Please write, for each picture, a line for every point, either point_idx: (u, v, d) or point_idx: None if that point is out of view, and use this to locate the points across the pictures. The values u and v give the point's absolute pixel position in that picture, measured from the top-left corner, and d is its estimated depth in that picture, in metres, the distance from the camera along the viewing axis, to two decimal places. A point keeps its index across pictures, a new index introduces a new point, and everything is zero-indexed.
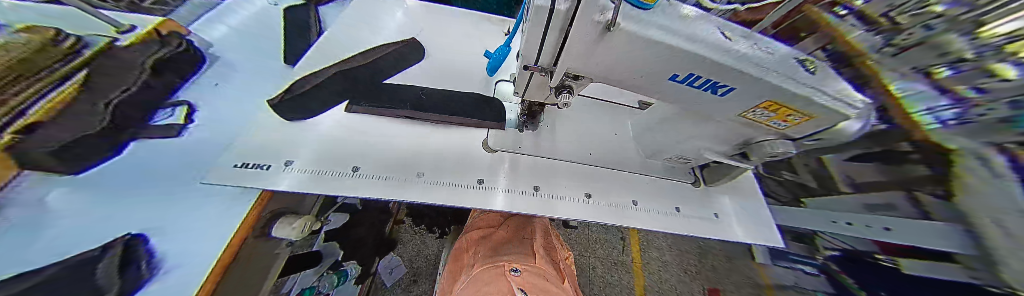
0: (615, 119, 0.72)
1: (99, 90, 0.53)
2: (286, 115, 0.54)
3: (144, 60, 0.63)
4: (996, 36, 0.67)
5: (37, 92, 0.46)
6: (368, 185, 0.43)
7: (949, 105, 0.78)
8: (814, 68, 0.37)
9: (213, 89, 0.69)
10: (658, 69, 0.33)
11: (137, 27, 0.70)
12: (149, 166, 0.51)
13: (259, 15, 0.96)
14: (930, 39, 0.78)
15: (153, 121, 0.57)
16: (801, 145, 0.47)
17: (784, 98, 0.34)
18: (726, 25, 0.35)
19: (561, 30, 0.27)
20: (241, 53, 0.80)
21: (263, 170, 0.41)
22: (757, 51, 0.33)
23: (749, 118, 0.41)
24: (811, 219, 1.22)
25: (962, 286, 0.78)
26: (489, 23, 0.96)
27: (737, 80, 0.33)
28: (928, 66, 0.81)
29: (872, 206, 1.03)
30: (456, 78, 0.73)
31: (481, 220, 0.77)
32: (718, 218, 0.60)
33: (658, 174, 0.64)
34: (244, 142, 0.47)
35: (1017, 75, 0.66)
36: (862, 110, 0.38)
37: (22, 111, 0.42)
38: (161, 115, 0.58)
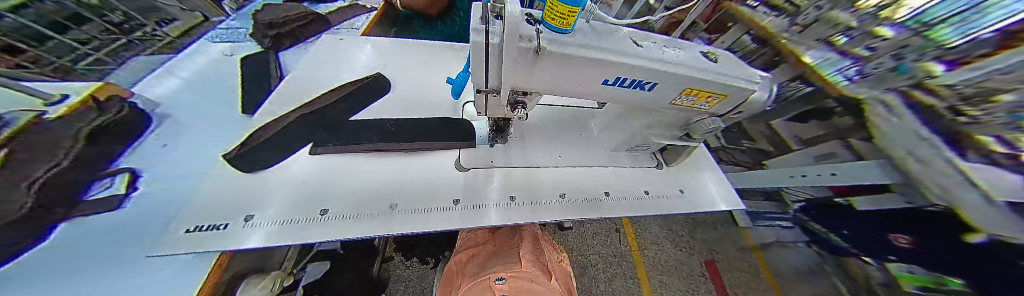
0: (578, 120, 0.78)
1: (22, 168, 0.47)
2: (245, 168, 0.52)
3: (79, 130, 0.58)
4: (870, 6, 0.89)
5: None
6: (341, 227, 0.41)
7: (851, 63, 0.97)
8: (716, 57, 0.45)
9: (159, 151, 0.64)
10: (591, 76, 0.38)
11: (69, 96, 0.65)
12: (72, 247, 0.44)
13: (210, 68, 0.93)
14: (823, 17, 1.01)
15: (85, 196, 0.51)
16: (728, 119, 0.55)
17: (697, 85, 0.41)
18: (638, 35, 0.42)
19: (498, 57, 0.31)
20: (192, 109, 0.77)
21: (220, 231, 0.39)
22: (667, 51, 0.40)
23: (679, 104, 0.48)
24: (774, 178, 1.35)
25: (906, 210, 0.89)
26: (453, 50, 1.02)
27: (656, 76, 0.39)
28: (829, 36, 1.01)
29: (818, 156, 1.16)
30: (424, 105, 0.75)
31: (469, 240, 0.76)
32: (683, 194, 0.65)
33: (623, 163, 0.70)
34: (195, 205, 0.44)
35: (890, 33, 0.85)
36: (764, 83, 0.46)
37: None
38: (96, 189, 0.53)
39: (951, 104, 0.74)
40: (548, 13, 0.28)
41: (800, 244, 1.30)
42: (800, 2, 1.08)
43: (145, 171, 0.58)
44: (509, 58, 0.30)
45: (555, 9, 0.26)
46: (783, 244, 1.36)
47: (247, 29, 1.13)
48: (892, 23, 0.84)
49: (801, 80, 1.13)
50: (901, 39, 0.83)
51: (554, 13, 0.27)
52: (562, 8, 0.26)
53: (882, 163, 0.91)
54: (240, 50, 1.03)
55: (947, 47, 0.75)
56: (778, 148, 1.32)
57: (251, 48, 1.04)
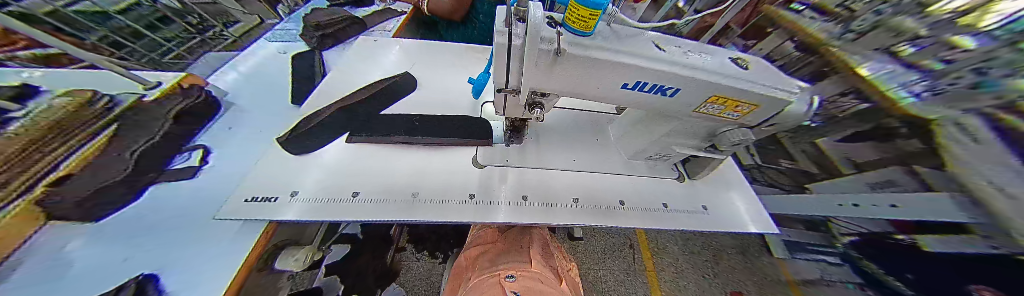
0: (595, 125, 0.77)
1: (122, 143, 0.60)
2: (292, 150, 0.59)
3: (168, 110, 0.71)
4: (946, 12, 0.77)
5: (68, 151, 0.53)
6: (368, 209, 0.45)
7: (920, 78, 0.84)
8: (748, 65, 0.43)
9: (225, 133, 0.75)
10: (611, 80, 0.38)
11: (163, 83, 0.80)
12: (158, 208, 0.53)
13: (266, 64, 1.06)
14: (883, 23, 0.90)
15: (170, 165, 0.62)
16: (760, 131, 0.51)
17: (726, 92, 0.40)
18: (663, 40, 0.41)
19: (519, 58, 0.33)
20: (250, 99, 0.89)
21: (270, 203, 0.45)
22: (693, 57, 0.40)
23: (704, 112, 0.46)
24: (821, 205, 1.21)
25: (981, 258, 0.74)
26: (475, 53, 1.07)
27: (679, 82, 0.38)
28: (891, 46, 0.89)
29: (874, 184, 1.03)
30: (446, 103, 0.80)
31: (479, 237, 0.78)
32: (707, 210, 0.61)
33: (641, 173, 0.68)
34: (250, 179, 0.50)
35: (974, 44, 0.71)
36: (804, 93, 0.43)
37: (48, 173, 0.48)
38: (178, 160, 0.64)
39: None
40: (570, 17, 0.30)
41: (846, 284, 1.14)
42: (856, 6, 0.99)
43: (214, 149, 0.69)
44: (530, 61, 0.32)
45: (576, 13, 0.28)
46: (827, 283, 1.20)
47: (296, 31, 1.28)
48: (974, 33, 0.72)
49: (857, 95, 1.02)
50: (987, 50, 0.69)
51: (575, 16, 0.29)
52: (583, 12, 0.27)
53: (954, 197, 0.77)
54: (290, 49, 1.16)
55: None
56: (825, 170, 1.21)
57: (299, 48, 1.17)
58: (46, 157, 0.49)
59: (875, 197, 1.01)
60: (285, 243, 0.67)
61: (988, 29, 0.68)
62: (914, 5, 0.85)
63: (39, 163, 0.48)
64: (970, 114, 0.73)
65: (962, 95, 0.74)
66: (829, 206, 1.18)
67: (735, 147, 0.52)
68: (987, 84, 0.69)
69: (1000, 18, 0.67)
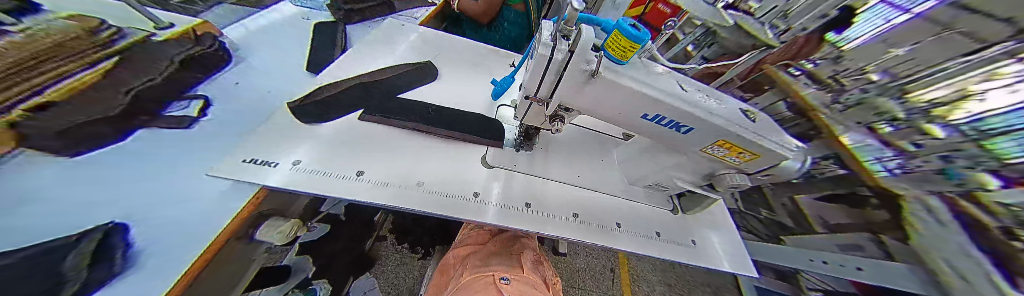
0: (602, 146, 0.79)
1: (121, 77, 0.56)
2: (302, 117, 0.58)
3: (177, 55, 0.69)
4: (924, 101, 0.88)
5: (63, 73, 0.49)
6: (372, 190, 0.45)
7: (894, 156, 0.96)
8: (756, 117, 0.47)
9: (231, 87, 0.73)
10: (633, 108, 0.40)
11: (176, 25, 0.77)
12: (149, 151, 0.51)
13: (285, 26, 1.04)
14: (869, 100, 1.00)
15: (165, 111, 0.59)
16: (757, 179, 0.54)
17: (734, 139, 0.42)
18: (685, 80, 0.44)
19: (556, 72, 0.35)
20: (263, 57, 0.86)
21: (270, 167, 0.43)
22: (710, 102, 0.42)
23: (709, 153, 0.49)
24: (792, 257, 1.26)
25: None
26: (497, 56, 1.09)
27: (694, 121, 0.41)
28: (871, 122, 1.02)
29: (842, 246, 1.13)
30: (463, 99, 0.80)
31: (470, 237, 0.77)
32: (694, 245, 0.63)
33: (638, 199, 0.70)
34: (252, 140, 0.49)
35: (942, 133, 0.85)
36: (799, 152, 0.46)
37: (40, 90, 0.44)
38: (174, 108, 0.61)
39: (1006, 225, 0.71)
40: (610, 45, 0.31)
41: None
42: (845, 80, 1.05)
43: (215, 102, 0.66)
44: (569, 77, 0.35)
45: (617, 42, 0.30)
46: None
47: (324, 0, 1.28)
48: (944, 124, 0.86)
49: (835, 160, 1.11)
50: (955, 141, 0.82)
51: (616, 45, 0.31)
52: (625, 43, 0.29)
53: (916, 271, 0.91)
54: (315, 17, 1.15)
55: (1006, 160, 0.72)
56: (800, 225, 1.29)
57: (324, 18, 1.16)
58: (43, 74, 0.47)
59: (844, 259, 1.10)
60: (270, 212, 0.63)
61: (957, 122, 0.82)
62: (896, 90, 0.93)
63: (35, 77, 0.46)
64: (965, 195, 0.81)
65: (929, 176, 0.89)
66: (800, 260, 1.23)
67: (731, 189, 0.55)
68: (947, 170, 0.84)
69: (967, 117, 0.80)
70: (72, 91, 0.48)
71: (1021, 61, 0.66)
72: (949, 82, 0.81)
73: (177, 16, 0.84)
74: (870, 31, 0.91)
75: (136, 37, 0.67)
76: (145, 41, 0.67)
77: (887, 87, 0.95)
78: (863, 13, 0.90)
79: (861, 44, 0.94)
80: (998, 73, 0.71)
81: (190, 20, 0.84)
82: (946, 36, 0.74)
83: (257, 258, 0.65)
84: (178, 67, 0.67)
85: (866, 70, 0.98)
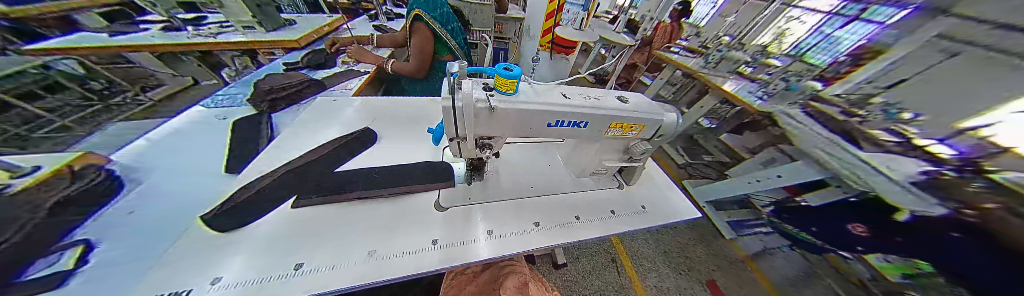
0: (546, 153, 0.88)
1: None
2: (224, 226, 0.52)
3: (46, 202, 0.50)
4: (755, 47, 1.69)
5: None
6: (314, 282, 0.41)
7: (757, 85, 1.71)
8: (627, 99, 0.61)
9: (124, 216, 0.56)
10: (537, 120, 0.49)
11: (39, 167, 0.57)
12: None
13: (192, 129, 0.92)
14: (725, 57, 1.83)
15: (23, 275, 0.38)
16: (655, 140, 0.67)
17: (616, 118, 0.56)
18: (565, 89, 0.58)
19: (462, 113, 0.44)
20: (170, 169, 0.73)
21: (184, 294, 0.37)
22: (589, 99, 0.55)
23: (612, 134, 0.61)
24: (736, 185, 1.60)
25: (844, 204, 1.22)
26: (438, 102, 1.18)
27: (584, 116, 0.52)
28: (736, 69, 1.82)
29: (767, 163, 1.58)
30: (407, 152, 0.83)
31: (450, 288, 0.72)
32: (644, 211, 0.72)
33: (588, 188, 0.78)
34: (155, 271, 0.41)
35: (776, 62, 1.60)
36: (669, 113, 0.61)
37: None
38: (36, 267, 0.40)
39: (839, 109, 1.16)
40: (500, 84, 0.44)
41: (783, 249, 1.46)
42: (712, 48, 1.96)
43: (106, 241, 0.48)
44: (473, 114, 0.44)
45: (500, 81, 0.44)
46: (772, 251, 1.48)
47: (245, 94, 1.20)
48: (778, 56, 1.61)
49: None
50: (784, 65, 1.56)
51: (500, 84, 0.44)
52: (505, 81, 0.44)
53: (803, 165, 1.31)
54: (236, 113, 1.07)
55: (816, 65, 1.43)
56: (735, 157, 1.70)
57: (247, 112, 1.09)
58: None
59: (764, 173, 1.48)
60: None
61: (786, 52, 1.59)
62: (738, 45, 1.75)
63: None
64: (793, 107, 1.44)
65: (785, 94, 1.50)
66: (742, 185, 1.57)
67: (643, 154, 0.67)
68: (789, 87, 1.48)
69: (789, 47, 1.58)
70: None
71: (800, 8, 1.49)
72: (768, 31, 1.62)
73: (36, 158, 0.59)
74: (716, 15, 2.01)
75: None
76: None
77: (734, 46, 1.77)
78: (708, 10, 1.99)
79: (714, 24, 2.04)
80: (793, 17, 1.54)
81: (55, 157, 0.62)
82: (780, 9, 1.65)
83: None
84: (45, 214, 0.48)
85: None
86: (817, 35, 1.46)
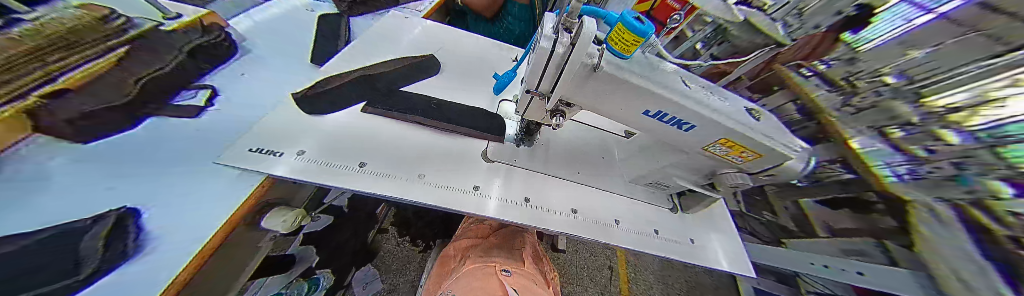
0: (603, 143, 0.78)
1: (115, 75, 0.54)
2: (309, 109, 0.59)
3: (184, 45, 0.69)
4: (938, 106, 0.84)
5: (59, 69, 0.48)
6: (370, 181, 0.45)
7: (903, 161, 0.91)
8: (760, 117, 0.46)
9: (236, 78, 0.74)
10: (637, 103, 0.39)
11: (183, 16, 0.78)
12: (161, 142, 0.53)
13: (290, 16, 1.04)
14: (881, 103, 0.96)
15: (174, 101, 0.60)
16: (757, 179, 0.53)
17: (734, 136, 0.42)
18: (686, 74, 0.44)
19: (557, 66, 0.35)
20: (270, 48, 0.88)
21: (275, 157, 0.44)
22: (713, 99, 0.42)
23: (711, 152, 0.48)
24: (793, 260, 1.23)
25: None
26: (501, 50, 1.08)
27: (695, 119, 0.40)
28: (883, 126, 0.97)
29: (846, 250, 1.08)
30: (462, 93, 0.80)
31: (470, 231, 0.77)
32: (694, 244, 0.63)
33: (639, 197, 0.69)
34: (260, 129, 0.50)
35: (958, 140, 0.79)
36: (801, 153, 0.45)
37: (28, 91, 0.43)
38: (183, 97, 0.62)
39: (1015, 235, 0.65)
40: (613, 37, 0.31)
41: None
42: (859, 83, 1.02)
43: (222, 92, 0.68)
44: (571, 70, 0.35)
45: (620, 35, 0.30)
46: None
47: None
48: (960, 130, 0.79)
49: (841, 164, 1.08)
50: (969, 148, 0.76)
51: (618, 39, 0.30)
52: (628, 37, 0.29)
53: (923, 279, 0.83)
54: (318, 8, 1.12)
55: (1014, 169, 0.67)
56: (802, 229, 1.25)
57: (328, 9, 1.13)
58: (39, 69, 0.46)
59: (841, 261, 1.08)
60: (275, 201, 0.63)
61: (973, 128, 0.76)
62: (912, 93, 0.90)
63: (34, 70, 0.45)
64: (944, 204, 0.82)
65: (941, 184, 0.81)
66: (799, 263, 1.21)
67: (732, 189, 0.54)
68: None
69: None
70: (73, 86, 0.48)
71: None
72: (970, 87, 0.77)
73: (182, 6, 0.84)
74: (889, 32, 0.87)
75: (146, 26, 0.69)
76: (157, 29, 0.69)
77: (901, 90, 0.91)
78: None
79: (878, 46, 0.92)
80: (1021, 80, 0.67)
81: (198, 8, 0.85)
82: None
83: (263, 245, 0.65)
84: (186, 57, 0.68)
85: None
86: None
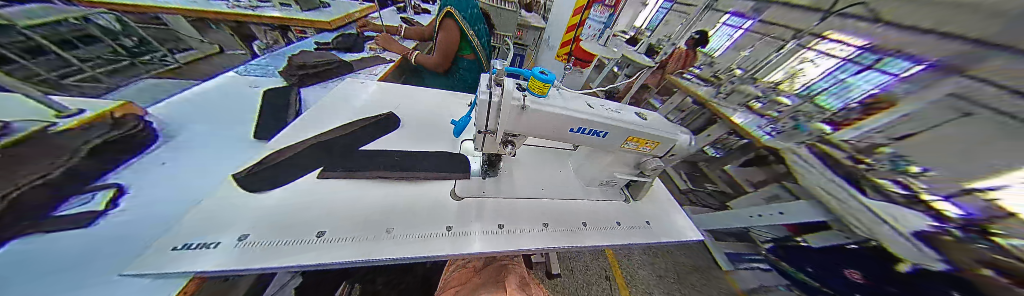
0: (557, 158, 0.91)
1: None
2: (250, 188, 0.54)
3: (82, 143, 0.56)
4: None
5: None
6: (333, 250, 0.43)
7: None
8: (645, 116, 0.64)
9: (157, 169, 0.62)
10: (564, 125, 0.52)
11: (86, 111, 0.65)
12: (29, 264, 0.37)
13: (223, 95, 0.98)
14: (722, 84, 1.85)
15: (57, 210, 0.45)
16: (667, 159, 0.69)
17: (635, 133, 0.57)
18: (589, 98, 0.60)
19: (496, 108, 0.46)
20: (196, 131, 0.78)
21: (208, 249, 0.39)
22: (611, 111, 0.58)
23: (627, 148, 0.63)
24: (739, 218, 1.62)
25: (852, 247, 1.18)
26: (458, 97, 1.22)
27: (606, 126, 0.54)
28: None
29: (769, 197, 1.61)
30: (427, 141, 0.86)
31: (453, 279, 0.73)
32: (649, 225, 0.74)
33: (597, 197, 0.80)
34: (188, 222, 0.43)
35: None
36: (684, 136, 0.63)
37: None
38: (71, 204, 0.48)
39: None
40: (531, 85, 0.46)
41: (778, 287, 1.38)
42: (720, 77, 2.23)
43: (133, 188, 0.55)
44: (506, 110, 0.45)
45: (534, 84, 0.45)
46: (767, 289, 1.40)
47: (275, 68, 1.26)
48: None
49: None
50: None
51: (535, 85, 0.45)
52: (539, 83, 0.45)
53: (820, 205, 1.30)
54: (264, 84, 1.12)
55: None
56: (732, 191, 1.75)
57: (276, 83, 1.15)
58: None
59: (769, 208, 1.51)
60: None
61: None
62: None
63: None
64: None
65: None
66: (744, 218, 1.59)
67: (655, 171, 0.68)
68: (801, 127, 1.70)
69: (800, 87, 1.73)
70: None
71: None
72: None
73: (90, 101, 0.71)
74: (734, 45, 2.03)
75: (29, 128, 0.53)
76: (45, 130, 0.55)
77: None
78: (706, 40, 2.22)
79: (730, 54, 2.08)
80: None
81: (108, 102, 0.73)
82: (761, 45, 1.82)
83: None
84: (84, 154, 0.55)
85: (729, 68, 2.12)
86: (828, 78, 1.57)
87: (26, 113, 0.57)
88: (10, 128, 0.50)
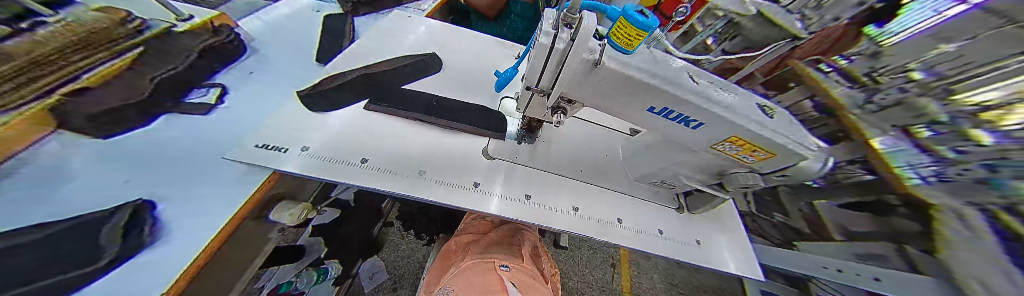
0: (607, 141, 0.77)
1: (134, 74, 0.60)
2: (313, 107, 0.60)
3: (195, 46, 0.74)
4: (972, 104, 0.71)
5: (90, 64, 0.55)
6: (374, 178, 0.46)
7: (930, 162, 0.79)
8: (773, 114, 0.44)
9: (246, 75, 0.77)
10: (640, 101, 0.38)
11: (195, 17, 0.82)
12: (187, 136, 0.57)
13: (294, 15, 1.06)
14: (906, 100, 0.85)
15: (187, 98, 0.65)
16: (769, 180, 0.51)
17: (745, 135, 0.40)
18: (694, 71, 0.42)
19: (557, 61, 0.34)
20: (274, 48, 0.90)
21: (281, 153, 0.45)
22: (721, 94, 0.40)
23: (719, 150, 0.46)
24: (805, 264, 1.14)
25: None
26: (503, 47, 1.07)
27: (703, 116, 0.39)
28: (908, 125, 0.84)
29: (862, 255, 0.96)
30: (464, 90, 0.80)
31: (472, 226, 0.78)
32: (700, 245, 0.61)
33: (642, 196, 0.68)
34: (269, 125, 0.52)
35: (990, 140, 0.67)
36: (820, 152, 0.43)
37: (75, 78, 0.51)
38: (195, 95, 0.66)
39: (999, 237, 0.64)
40: (616, 33, 0.31)
41: None
42: (882, 79, 0.91)
43: (230, 90, 0.71)
44: (571, 66, 0.34)
45: (623, 30, 0.29)
46: None
47: None
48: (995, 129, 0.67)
49: (862, 165, 0.95)
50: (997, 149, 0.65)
51: (621, 33, 0.30)
52: (631, 31, 0.28)
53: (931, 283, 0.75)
54: (324, 9, 1.15)
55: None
56: (816, 232, 1.12)
57: (334, 10, 1.15)
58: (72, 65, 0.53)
59: (858, 267, 0.95)
60: (283, 195, 0.65)
61: (1008, 127, 0.64)
62: (944, 89, 0.77)
63: (66, 68, 0.52)
64: (971, 208, 0.69)
65: (967, 187, 0.70)
66: (812, 266, 1.11)
67: (743, 190, 0.52)
68: (992, 181, 0.65)
69: None
70: (100, 82, 0.54)
71: None
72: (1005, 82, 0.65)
73: (193, 8, 0.88)
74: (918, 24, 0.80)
75: (160, 27, 0.73)
76: (169, 31, 0.73)
77: (931, 86, 0.79)
78: (911, 4, 0.82)
79: (907, 38, 0.83)
80: None
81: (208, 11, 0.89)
82: (1006, 33, 0.63)
83: (273, 236, 0.66)
84: (196, 58, 0.73)
85: (909, 67, 0.84)
86: None
87: (161, 15, 0.78)
88: (146, 26, 0.70)
